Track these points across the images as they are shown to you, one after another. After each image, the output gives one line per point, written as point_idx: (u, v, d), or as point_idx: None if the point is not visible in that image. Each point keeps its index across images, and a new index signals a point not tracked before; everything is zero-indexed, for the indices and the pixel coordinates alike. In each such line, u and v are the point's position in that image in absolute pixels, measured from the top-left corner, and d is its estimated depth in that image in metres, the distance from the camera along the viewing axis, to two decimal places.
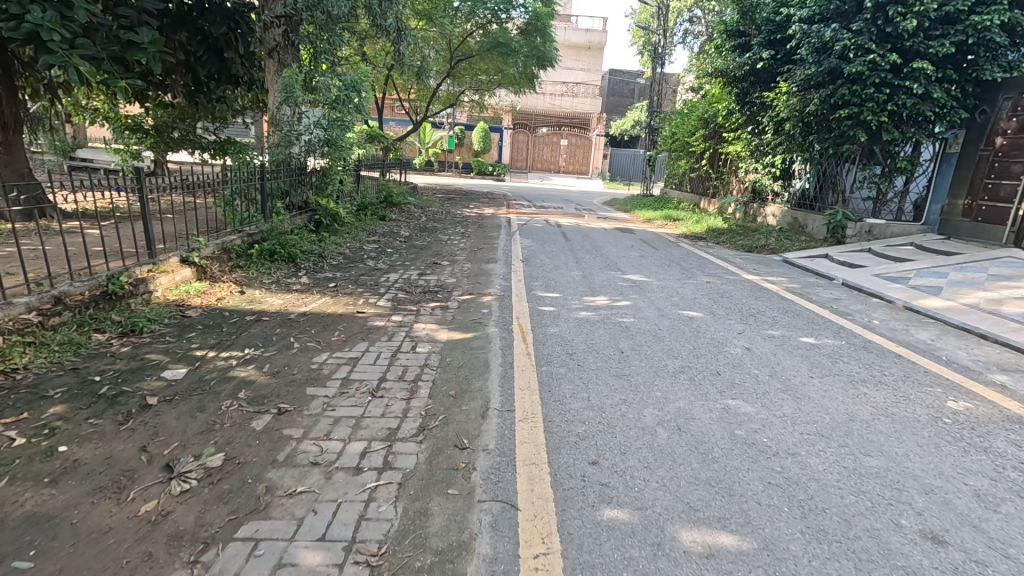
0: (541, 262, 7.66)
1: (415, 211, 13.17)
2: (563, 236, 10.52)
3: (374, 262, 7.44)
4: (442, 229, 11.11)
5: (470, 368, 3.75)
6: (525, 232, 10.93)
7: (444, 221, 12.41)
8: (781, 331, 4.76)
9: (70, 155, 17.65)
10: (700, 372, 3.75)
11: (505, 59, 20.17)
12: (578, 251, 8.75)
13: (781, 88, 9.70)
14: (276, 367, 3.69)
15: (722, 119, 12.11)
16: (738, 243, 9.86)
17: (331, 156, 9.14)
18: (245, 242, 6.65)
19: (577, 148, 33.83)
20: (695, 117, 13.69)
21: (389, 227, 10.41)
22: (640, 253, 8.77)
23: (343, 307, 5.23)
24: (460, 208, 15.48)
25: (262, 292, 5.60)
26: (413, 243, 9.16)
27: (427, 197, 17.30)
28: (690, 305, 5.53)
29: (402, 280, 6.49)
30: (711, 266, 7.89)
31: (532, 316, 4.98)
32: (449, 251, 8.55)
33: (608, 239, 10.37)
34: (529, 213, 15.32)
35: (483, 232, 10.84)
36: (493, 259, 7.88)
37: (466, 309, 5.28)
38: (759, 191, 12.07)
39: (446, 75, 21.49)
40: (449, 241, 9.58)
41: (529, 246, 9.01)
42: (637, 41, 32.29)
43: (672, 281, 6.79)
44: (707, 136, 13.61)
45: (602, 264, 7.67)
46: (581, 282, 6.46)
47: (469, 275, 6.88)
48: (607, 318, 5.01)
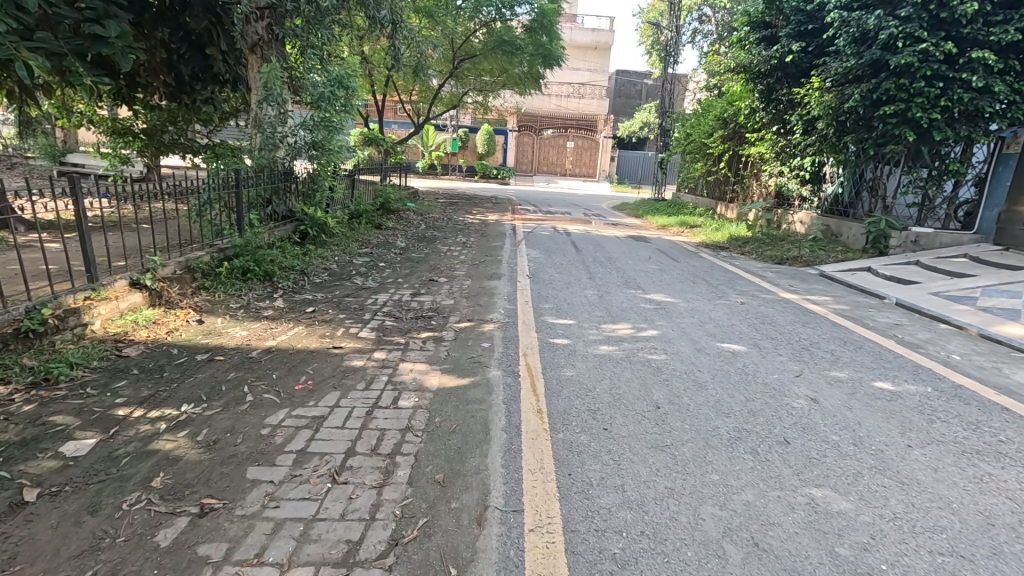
0: (550, 278, 6.84)
1: (414, 218, 12.39)
2: (574, 245, 9.69)
3: (363, 279, 6.63)
4: (442, 238, 10.33)
5: (465, 434, 2.91)
6: (532, 241, 10.14)
7: (444, 229, 11.61)
8: (848, 373, 3.89)
9: (59, 160, 16.98)
10: (763, 440, 2.89)
11: (509, 58, 19.38)
12: (591, 263, 7.91)
13: (814, 83, 8.86)
14: (215, 434, 2.87)
15: (743, 118, 11.25)
16: (766, 253, 8.96)
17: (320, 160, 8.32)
18: (214, 259, 5.85)
19: (583, 150, 33.00)
20: (713, 116, 12.83)
21: (384, 237, 9.62)
22: (660, 266, 7.91)
23: (317, 340, 4.40)
24: (462, 215, 14.71)
25: (225, 320, 4.79)
26: (409, 256, 8.34)
27: (428, 203, 16.51)
28: (728, 336, 4.67)
29: (392, 302, 5.66)
30: (741, 282, 7.02)
31: (542, 353, 4.14)
32: (448, 265, 7.75)
33: (624, 249, 9.52)
34: (536, 219, 14.50)
35: (485, 242, 10.02)
36: (497, 274, 7.07)
37: (463, 342, 4.44)
38: (785, 196, 11.19)
39: (449, 75, 20.72)
40: (449, 253, 8.78)
41: (536, 258, 8.21)
42: (645, 41, 31.44)
43: (702, 301, 5.93)
44: (725, 137, 12.74)
45: (619, 280, 6.82)
46: (597, 304, 5.62)
47: (469, 295, 6.06)
48: (632, 354, 4.17)
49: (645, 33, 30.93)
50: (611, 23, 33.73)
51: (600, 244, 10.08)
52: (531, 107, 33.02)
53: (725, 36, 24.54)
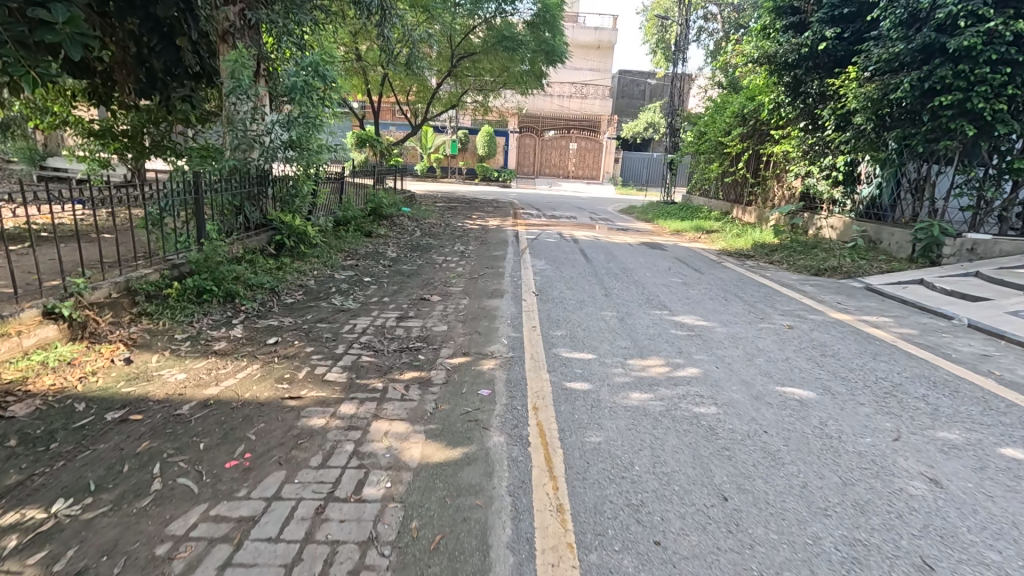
0: (560, 296, 5.90)
1: (409, 224, 11.50)
2: (583, 254, 8.78)
3: (344, 298, 5.71)
4: (437, 246, 9.40)
5: (454, 555, 1.99)
6: (536, 249, 9.24)
7: (441, 236, 10.71)
8: (961, 435, 2.96)
9: (39, 164, 16.09)
10: (893, 565, 1.96)
11: (510, 55, 18.55)
12: (605, 277, 6.98)
13: (850, 73, 8.01)
14: (82, 560, 1.95)
15: (765, 114, 10.32)
16: (799, 263, 8.04)
17: (299, 160, 7.41)
18: (163, 279, 4.94)
19: (587, 151, 32.50)
20: (730, 113, 11.90)
21: (372, 247, 8.69)
22: (683, 279, 6.98)
23: (271, 387, 3.48)
24: (460, 219, 13.81)
25: (162, 357, 3.88)
26: (399, 268, 7.45)
27: (426, 207, 15.62)
28: (788, 376, 3.74)
29: (373, 330, 4.73)
30: (782, 298, 6.09)
31: (557, 405, 3.21)
32: (443, 279, 6.83)
33: (640, 258, 8.62)
34: (540, 223, 13.58)
35: (486, 250, 9.11)
36: (499, 291, 6.15)
37: (455, 388, 3.51)
38: (812, 198, 10.26)
39: (447, 74, 19.90)
40: (445, 265, 7.84)
41: (543, 270, 7.29)
42: (649, 39, 30.61)
43: (741, 325, 5.00)
44: (744, 135, 11.81)
45: (639, 297, 5.89)
46: (618, 332, 4.69)
47: (465, 318, 5.13)
48: (674, 405, 3.24)
49: (649, 31, 30.13)
50: (613, 21, 32.92)
51: (613, 252, 9.16)
52: (533, 107, 32.22)
53: (733, 34, 23.77)
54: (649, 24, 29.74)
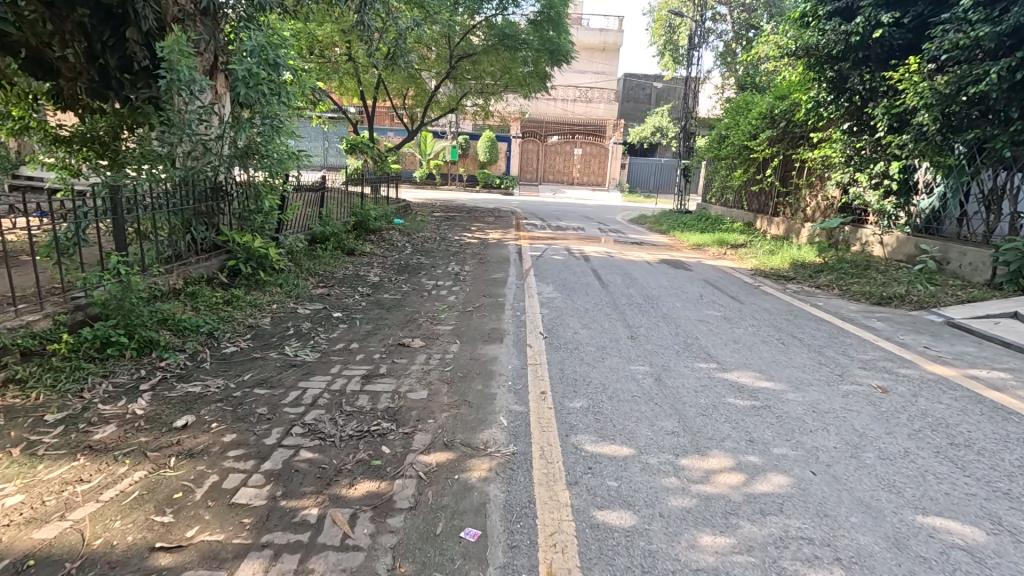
0: (576, 340, 4.68)
1: (399, 240, 10.29)
2: (597, 277, 7.61)
3: (301, 345, 4.50)
4: (428, 267, 8.16)
5: None
6: (542, 270, 8.06)
7: (435, 253, 9.54)
8: None
9: (15, 172, 15.20)
10: None
11: (512, 54, 17.67)
12: (628, 310, 5.77)
13: (912, 64, 6.86)
14: None
15: (801, 114, 9.13)
16: (853, 288, 6.80)
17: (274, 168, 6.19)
18: (52, 330, 3.78)
19: (592, 157, 31.05)
20: (756, 114, 10.71)
21: (352, 271, 7.47)
22: (722, 313, 5.75)
23: (142, 523, 2.26)
24: (457, 232, 12.61)
25: (6, 459, 2.68)
26: (380, 296, 6.26)
27: (421, 218, 14.49)
28: (926, 493, 2.51)
29: (326, 400, 3.50)
30: (853, 341, 4.84)
31: (587, 570, 2.00)
32: (430, 314, 5.59)
33: (662, 281, 7.42)
34: (546, 236, 12.39)
35: (484, 272, 7.93)
36: (499, 333, 4.93)
37: (426, 525, 2.28)
38: (854, 210, 9.05)
39: (445, 75, 18.87)
40: (434, 292, 6.59)
41: (552, 301, 6.09)
42: (657, 41, 29.49)
43: (819, 387, 3.76)
44: (772, 139, 10.61)
45: (675, 343, 4.67)
46: (661, 402, 3.48)
47: (452, 379, 3.89)
48: (775, 569, 2.01)
49: (656, 32, 29.01)
50: (619, 23, 31.88)
51: (630, 273, 7.98)
52: (538, 110, 31.66)
53: (745, 34, 22.59)
54: (656, 25, 28.70)
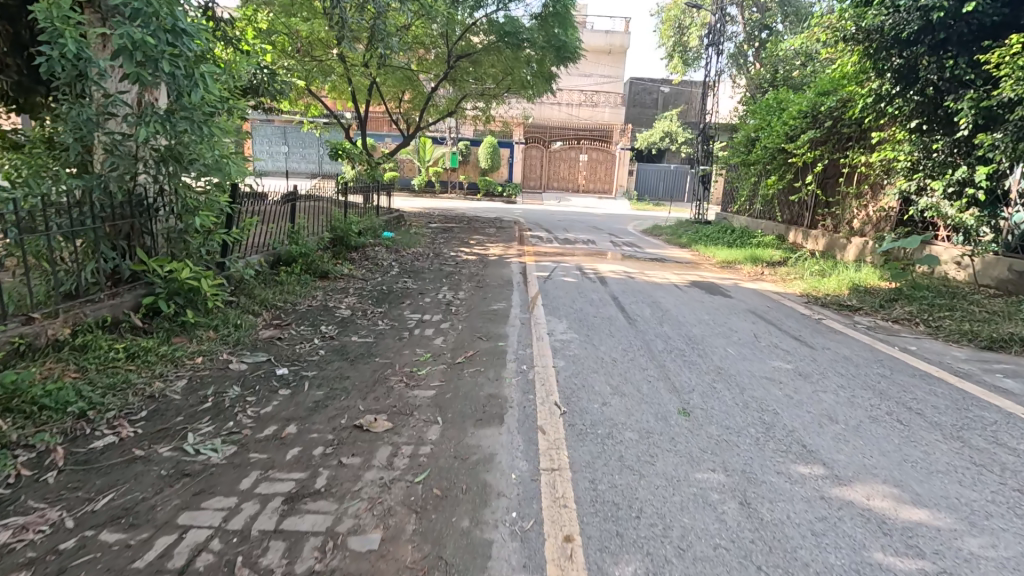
0: (607, 420, 3.29)
1: (386, 258, 8.96)
2: (619, 306, 6.23)
3: (211, 433, 3.12)
4: (414, 295, 6.78)
5: None
6: (552, 297, 6.71)
7: (426, 274, 8.20)
8: None
9: None
10: None
11: (514, 53, 16.35)
12: (669, 361, 4.39)
13: (1013, 45, 5.49)
14: None
15: (858, 110, 7.78)
16: (945, 325, 5.38)
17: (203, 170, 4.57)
18: None
19: (597, 163, 29.76)
20: (795, 112, 9.40)
21: (319, 303, 6.10)
22: (795, 366, 4.34)
23: None
24: (454, 248, 11.26)
25: None
26: (345, 340, 4.88)
27: (416, 231, 13.19)
28: None
29: (208, 560, 2.11)
30: (996, 418, 3.43)
31: None
32: (407, 369, 4.21)
33: (700, 312, 6.04)
34: (554, 250, 11.04)
35: (483, 300, 6.56)
36: (500, 404, 3.55)
37: None
38: (923, 223, 7.65)
39: (443, 77, 17.68)
40: (417, 332, 5.21)
41: (568, 347, 4.71)
42: (666, 43, 28.18)
43: (1010, 526, 2.33)
44: (814, 141, 9.28)
45: (751, 426, 3.25)
46: (767, 566, 2.07)
47: (422, 504, 2.49)
48: None
49: (664, 34, 27.86)
50: (626, 24, 30.67)
51: (660, 301, 6.61)
52: (541, 115, 30.09)
53: (757, 35, 21.06)
54: (665, 26, 27.49)
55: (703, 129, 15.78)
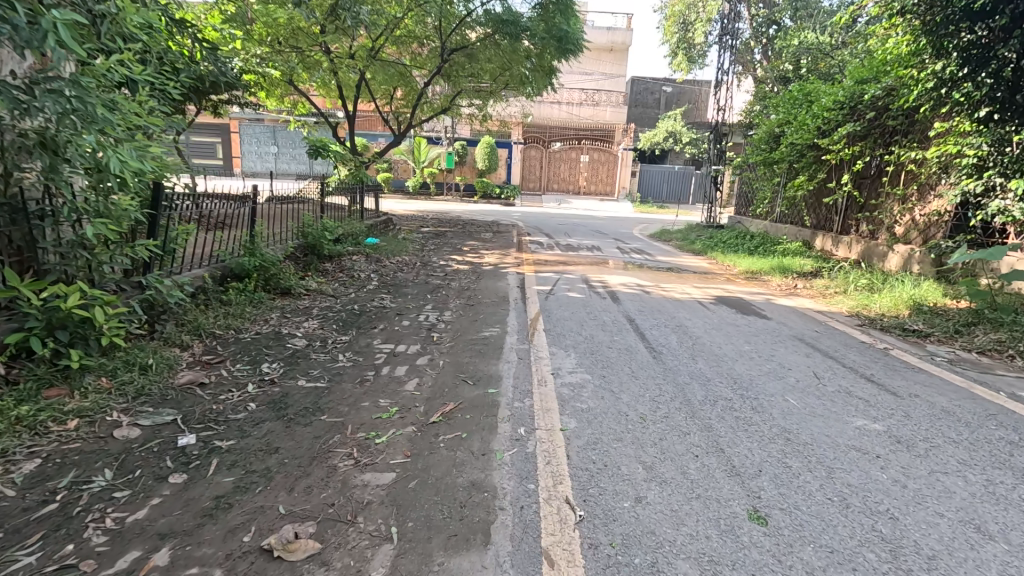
0: (648, 540, 2.17)
1: (365, 269, 7.87)
2: (639, 333, 5.12)
3: (27, 570, 1.99)
4: (390, 317, 5.65)
5: None
6: (556, 319, 5.59)
7: (409, 289, 7.11)
8: None
9: None
10: None
11: (513, 46, 15.36)
12: (717, 420, 3.27)
13: None
14: None
15: (913, 96, 6.71)
16: None
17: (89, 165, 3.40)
18: None
19: (599, 164, 28.67)
20: (831, 103, 8.34)
21: (271, 331, 4.96)
22: (887, 427, 3.23)
23: None
24: (445, 256, 10.13)
25: None
26: (289, 386, 3.76)
27: (404, 237, 12.11)
28: None
29: None
30: None
31: None
32: (362, 434, 3.09)
33: (739, 340, 4.92)
34: (556, 258, 9.97)
35: (474, 323, 5.46)
36: (485, 503, 2.43)
37: None
38: (989, 228, 6.57)
39: (436, 72, 16.68)
40: (385, 372, 4.09)
41: (579, 398, 3.59)
42: (669, 39, 27.24)
43: None
44: (851, 135, 8.21)
45: (870, 550, 2.13)
46: None
47: None
48: None
49: (668, 30, 26.79)
50: (628, 21, 29.74)
51: (686, 323, 5.48)
52: (541, 114, 29.21)
53: (766, 31, 20.15)
54: (668, 22, 26.60)
55: (715, 126, 14.68)
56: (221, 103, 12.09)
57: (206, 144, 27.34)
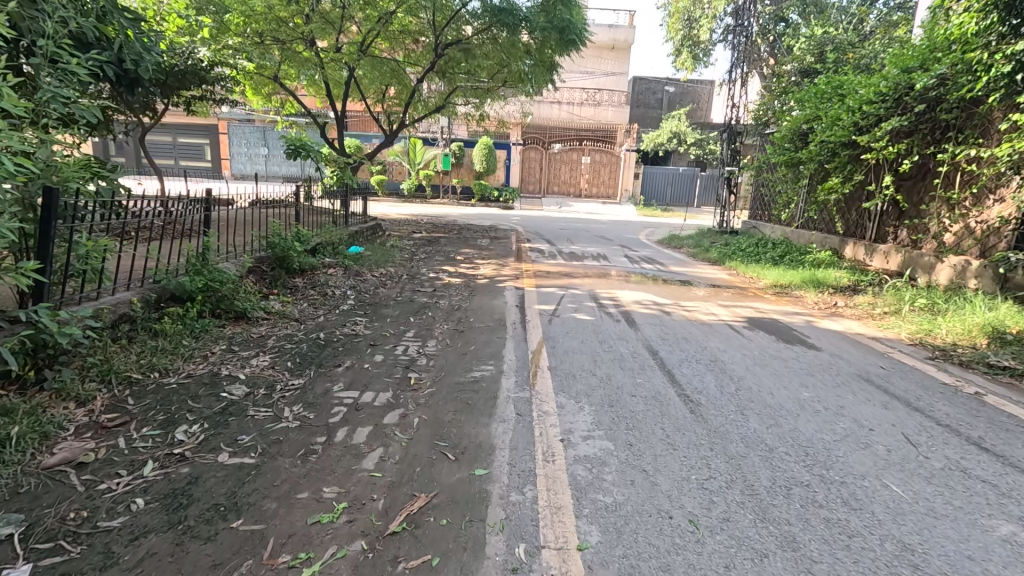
0: None
1: (341, 285, 6.90)
2: (666, 373, 4.13)
3: None
4: (361, 350, 4.66)
5: None
6: (563, 351, 4.60)
7: (389, 309, 6.12)
8: None
9: None
10: None
11: (512, 39, 14.39)
12: (801, 529, 2.28)
13: None
14: None
15: (985, 83, 5.72)
16: None
17: None
18: None
19: (601, 166, 27.72)
20: (872, 95, 7.35)
21: (206, 372, 3.96)
22: None
23: None
24: (435, 266, 9.15)
25: None
26: (202, 464, 2.75)
27: (393, 245, 11.14)
28: None
29: None
30: None
31: None
32: (285, 559, 2.10)
33: (793, 384, 3.92)
34: (559, 269, 9.00)
35: (463, 357, 4.47)
36: None
37: None
38: None
39: (430, 68, 15.72)
40: (340, 438, 3.10)
41: (600, 485, 2.60)
42: (674, 36, 26.27)
43: None
44: (896, 131, 7.26)
45: None
46: None
47: None
48: None
49: (672, 27, 25.90)
50: (630, 18, 28.82)
51: (722, 357, 4.49)
52: (541, 114, 28.27)
53: (773, 28, 18.95)
54: (672, 19, 25.69)
55: (727, 125, 13.72)
56: (192, 99, 11.11)
57: (194, 146, 26.37)
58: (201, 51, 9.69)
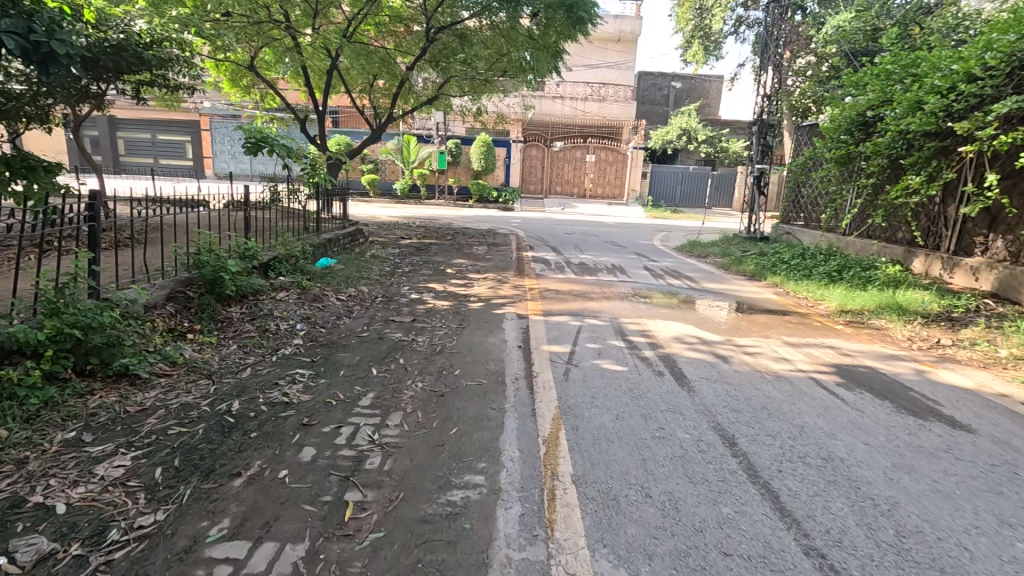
0: None
1: (291, 316, 5.32)
2: (765, 491, 2.56)
3: None
4: (283, 439, 3.05)
5: None
6: (592, 441, 3.02)
7: (348, 353, 4.53)
8: None
9: None
10: None
11: (512, 22, 12.82)
12: None
13: None
14: None
15: None
16: None
17: None
18: None
19: (606, 165, 26.05)
20: (974, 70, 5.83)
21: (4, 500, 2.37)
22: None
23: None
24: (419, 284, 7.56)
25: None
26: None
27: (374, 255, 9.56)
28: None
29: None
30: None
31: None
32: None
33: (985, 520, 2.35)
34: (570, 288, 7.44)
35: (439, 455, 2.88)
36: None
37: None
38: None
39: (422, 55, 14.14)
40: None
41: None
42: (683, 27, 24.86)
43: None
44: (1006, 117, 5.76)
45: None
46: None
47: None
48: None
49: (682, 18, 24.37)
50: (637, 8, 27.25)
51: (839, 454, 2.91)
52: (544, 110, 26.56)
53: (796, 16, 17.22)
54: (681, 10, 24.20)
55: (757, 117, 12.15)
56: (143, 85, 9.63)
57: (174, 142, 24.79)
58: (140, 22, 8.18)
